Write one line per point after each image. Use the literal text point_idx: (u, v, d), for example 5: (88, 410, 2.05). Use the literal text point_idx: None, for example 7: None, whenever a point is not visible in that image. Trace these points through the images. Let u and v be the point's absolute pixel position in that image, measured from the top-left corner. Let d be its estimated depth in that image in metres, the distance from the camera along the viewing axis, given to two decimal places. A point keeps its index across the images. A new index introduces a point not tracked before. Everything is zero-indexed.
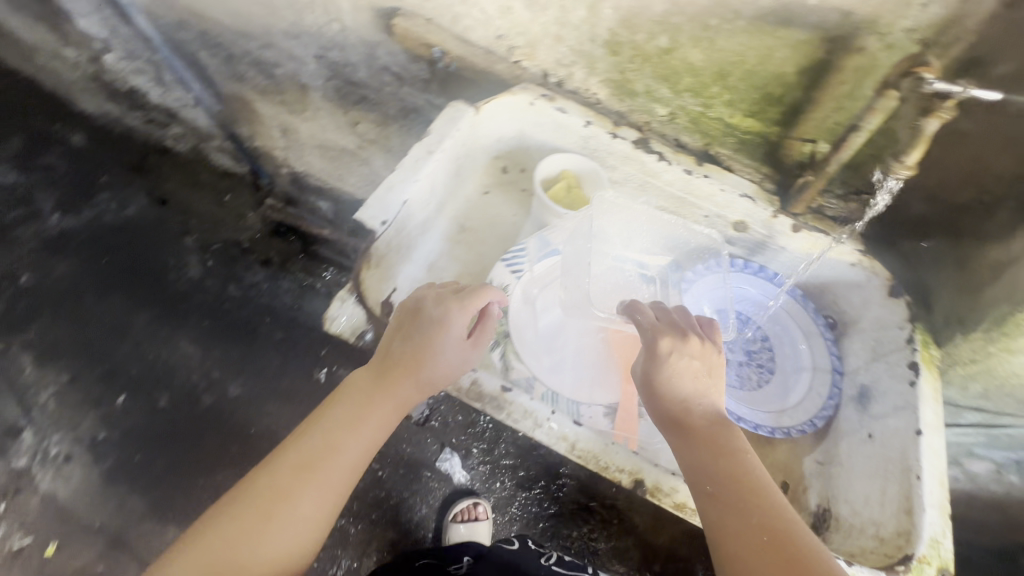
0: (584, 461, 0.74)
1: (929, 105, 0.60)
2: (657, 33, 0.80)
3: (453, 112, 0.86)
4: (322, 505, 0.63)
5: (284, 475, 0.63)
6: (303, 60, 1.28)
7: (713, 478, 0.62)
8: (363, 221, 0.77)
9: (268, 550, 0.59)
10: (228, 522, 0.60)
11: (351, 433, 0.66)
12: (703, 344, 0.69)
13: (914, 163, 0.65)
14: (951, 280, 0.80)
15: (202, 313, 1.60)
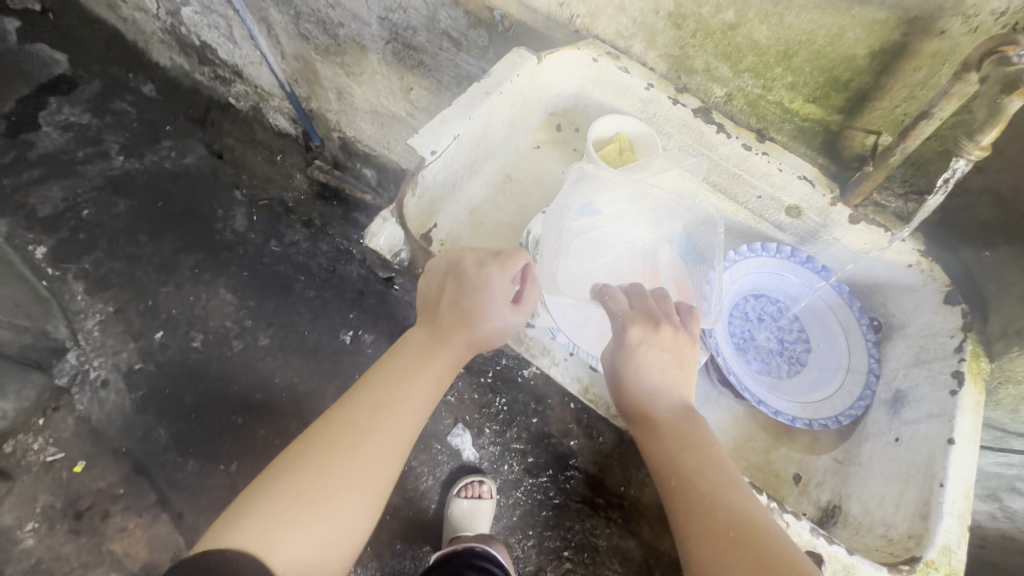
0: (594, 404, 0.79)
1: (1013, 84, 0.55)
2: (724, 7, 0.78)
3: (516, 58, 0.87)
4: (392, 445, 0.65)
5: (354, 417, 0.65)
6: (366, 21, 1.31)
7: (678, 473, 0.64)
8: (414, 147, 0.78)
9: (349, 484, 0.61)
10: (308, 457, 0.62)
11: (412, 382, 0.68)
12: (674, 332, 0.68)
13: (988, 143, 0.61)
14: (1015, 288, 0.74)
15: (243, 263, 1.66)
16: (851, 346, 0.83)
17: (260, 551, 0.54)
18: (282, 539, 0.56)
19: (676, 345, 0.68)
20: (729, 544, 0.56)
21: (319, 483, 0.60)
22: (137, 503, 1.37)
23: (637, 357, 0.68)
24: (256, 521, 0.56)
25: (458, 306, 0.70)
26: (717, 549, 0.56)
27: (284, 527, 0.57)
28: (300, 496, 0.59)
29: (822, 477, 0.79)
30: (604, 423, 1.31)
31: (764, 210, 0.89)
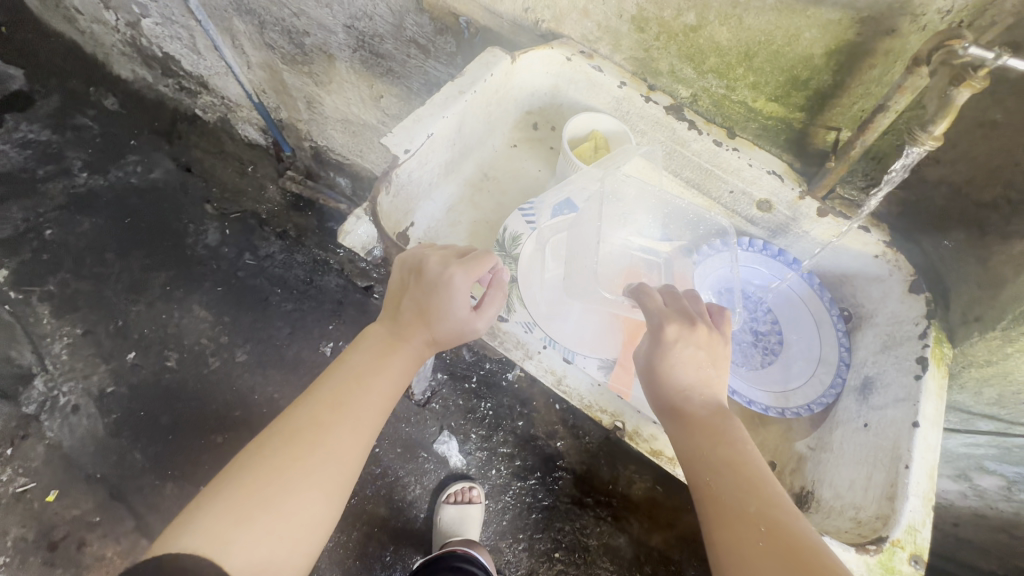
0: (568, 395, 0.81)
1: (961, 75, 0.57)
2: (685, 10, 0.80)
3: (490, 58, 0.86)
4: (354, 445, 0.64)
5: (315, 415, 0.63)
6: (332, 30, 1.30)
7: (712, 469, 0.59)
8: (387, 146, 0.75)
9: (308, 483, 0.60)
10: (267, 456, 0.61)
11: (374, 380, 0.67)
12: (708, 333, 0.66)
13: (941, 135, 0.61)
14: (972, 275, 0.76)
15: (217, 278, 1.62)
16: (824, 334, 0.85)
17: (213, 550, 0.53)
18: (238, 539, 0.55)
19: (707, 343, 0.66)
20: (769, 550, 0.51)
21: (277, 482, 0.59)
22: (114, 530, 1.32)
23: (669, 353, 0.65)
24: (209, 522, 0.55)
25: (422, 303, 0.68)
26: (752, 548, 0.51)
27: (238, 527, 0.55)
28: (255, 497, 0.58)
29: (797, 463, 0.80)
30: (589, 422, 1.32)
31: (737, 204, 0.90)
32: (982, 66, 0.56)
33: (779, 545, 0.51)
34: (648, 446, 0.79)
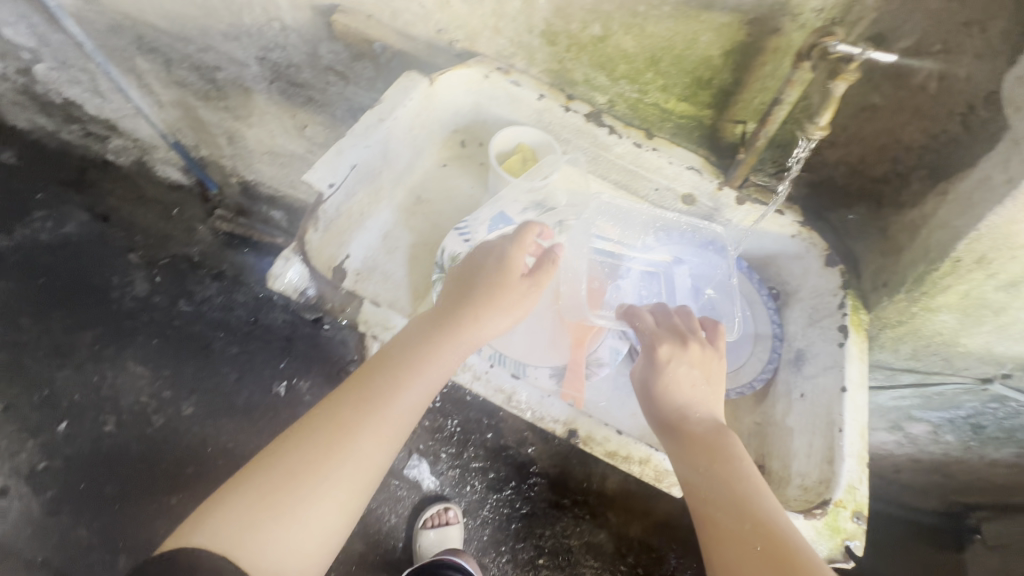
0: (519, 412, 0.76)
1: (837, 69, 0.63)
2: (590, 21, 0.83)
3: (408, 82, 0.85)
4: (378, 446, 0.64)
5: (342, 415, 0.64)
6: (245, 63, 1.26)
7: (710, 482, 0.64)
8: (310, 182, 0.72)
9: (327, 486, 0.61)
10: (288, 455, 0.62)
11: (411, 376, 0.67)
12: (700, 350, 0.73)
13: (826, 125, 0.68)
14: (875, 246, 0.84)
15: (151, 330, 1.53)
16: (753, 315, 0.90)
17: (231, 548, 0.55)
18: (259, 534, 0.57)
19: (701, 362, 0.72)
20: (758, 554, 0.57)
21: (295, 483, 0.60)
22: None
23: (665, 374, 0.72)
24: (242, 507, 0.58)
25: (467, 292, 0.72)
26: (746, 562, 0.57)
27: (260, 525, 0.57)
28: (276, 494, 0.59)
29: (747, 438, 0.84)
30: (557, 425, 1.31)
31: (663, 200, 0.94)
32: (851, 60, 0.62)
33: (770, 556, 0.56)
34: (603, 450, 0.75)
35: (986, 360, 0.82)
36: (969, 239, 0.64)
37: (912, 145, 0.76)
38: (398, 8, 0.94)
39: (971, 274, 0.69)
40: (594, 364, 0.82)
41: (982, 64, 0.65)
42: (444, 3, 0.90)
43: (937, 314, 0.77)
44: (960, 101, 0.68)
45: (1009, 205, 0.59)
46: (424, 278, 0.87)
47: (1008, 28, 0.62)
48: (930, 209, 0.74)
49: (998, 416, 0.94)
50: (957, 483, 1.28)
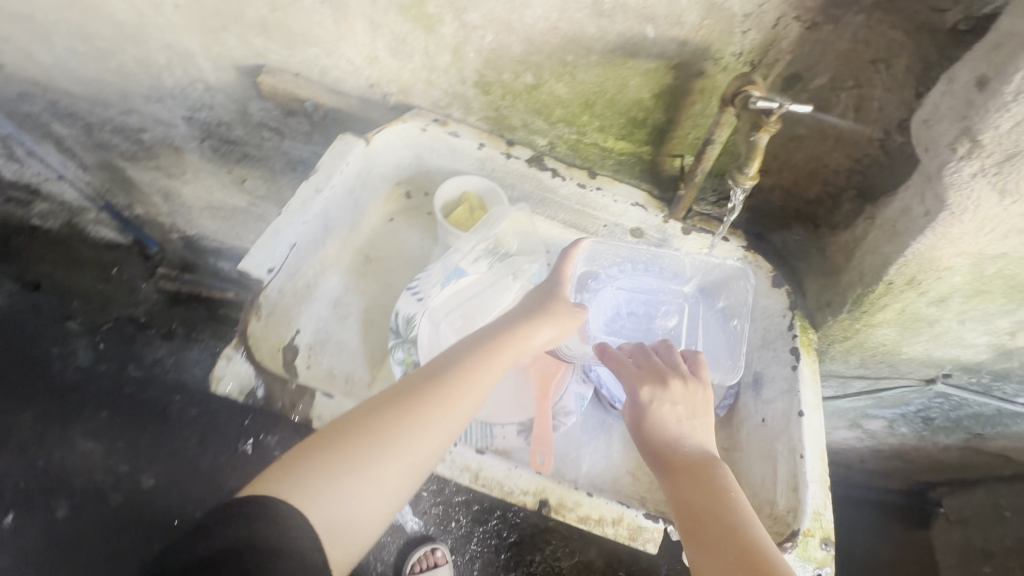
0: (488, 489, 0.69)
1: (757, 121, 0.63)
2: (521, 71, 0.83)
3: (343, 145, 0.83)
4: (449, 432, 0.59)
5: (421, 389, 0.60)
6: (172, 123, 1.20)
7: (695, 520, 0.58)
8: (247, 270, 0.68)
9: (393, 462, 0.56)
10: (359, 422, 0.57)
11: (490, 363, 0.64)
12: (683, 388, 0.70)
13: (754, 172, 0.69)
14: (816, 266, 0.86)
15: (99, 402, 1.51)
16: (727, 364, 0.86)
17: (296, 508, 0.51)
18: (318, 503, 0.52)
19: (686, 397, 0.69)
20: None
21: (362, 450, 0.55)
22: None
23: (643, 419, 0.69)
24: (304, 476, 0.53)
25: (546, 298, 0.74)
26: None
27: (316, 494, 0.52)
28: (340, 466, 0.54)
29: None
30: None
31: (613, 235, 0.94)
32: (771, 113, 0.62)
33: None
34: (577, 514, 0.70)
35: (927, 363, 0.86)
36: (898, 264, 0.67)
37: (839, 169, 0.79)
38: (326, 65, 0.92)
39: (904, 293, 0.72)
40: (561, 414, 0.81)
41: (892, 96, 0.68)
42: (373, 58, 0.88)
43: (878, 328, 0.80)
44: (877, 129, 0.72)
45: (930, 234, 0.62)
46: (381, 343, 0.84)
47: (911, 64, 0.65)
48: (861, 232, 0.77)
49: (945, 409, 0.99)
50: (916, 467, 1.34)
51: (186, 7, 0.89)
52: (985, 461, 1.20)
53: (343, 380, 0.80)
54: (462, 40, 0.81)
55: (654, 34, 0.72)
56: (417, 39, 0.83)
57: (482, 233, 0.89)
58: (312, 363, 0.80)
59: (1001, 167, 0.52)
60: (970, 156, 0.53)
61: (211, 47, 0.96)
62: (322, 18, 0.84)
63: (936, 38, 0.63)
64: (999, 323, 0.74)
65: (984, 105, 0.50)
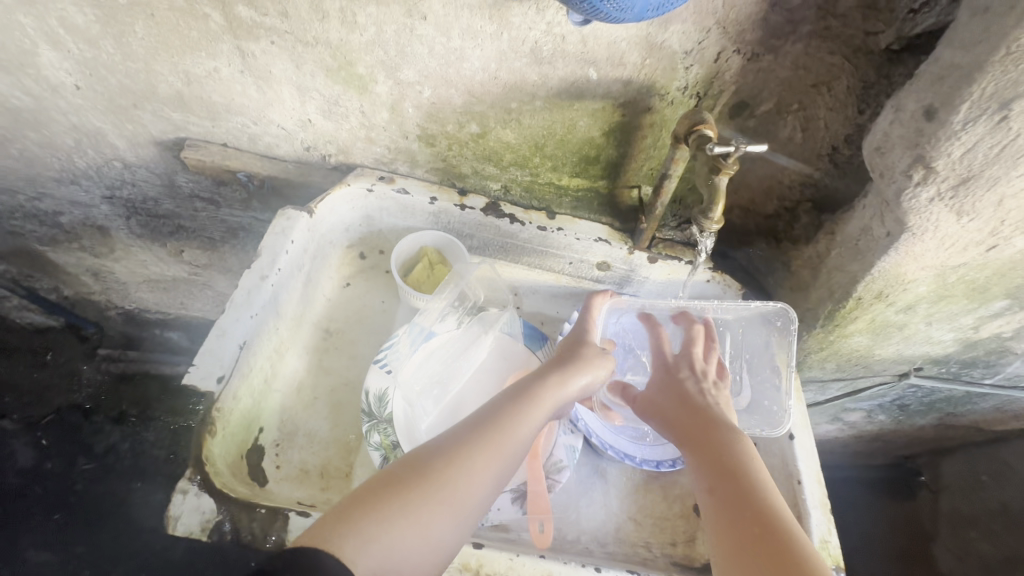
0: None
1: (716, 164, 0.61)
2: (465, 121, 0.79)
3: (285, 221, 0.77)
4: (492, 489, 0.59)
5: (474, 435, 0.60)
6: (90, 203, 1.10)
7: (712, 469, 0.61)
8: (194, 385, 0.61)
9: (444, 514, 0.54)
10: (411, 470, 0.56)
11: (533, 413, 0.64)
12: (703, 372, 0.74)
13: (720, 217, 0.66)
14: (784, 280, 0.86)
15: (49, 506, 1.36)
16: None
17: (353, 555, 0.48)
18: (375, 548, 0.50)
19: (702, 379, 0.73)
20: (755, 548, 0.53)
21: (415, 499, 0.54)
22: None
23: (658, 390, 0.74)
24: (363, 520, 0.51)
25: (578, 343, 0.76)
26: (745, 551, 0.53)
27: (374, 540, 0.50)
28: (399, 510, 0.52)
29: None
30: None
31: (580, 271, 0.91)
32: (729, 156, 0.61)
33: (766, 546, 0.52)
34: None
35: (899, 360, 0.87)
36: (866, 281, 0.68)
37: (793, 184, 0.79)
38: (255, 133, 0.86)
39: (873, 305, 0.72)
40: (555, 471, 0.77)
41: (835, 115, 0.69)
42: (306, 122, 0.83)
43: (851, 337, 0.80)
44: (824, 144, 0.72)
45: (894, 253, 0.62)
46: (354, 426, 0.79)
47: (851, 85, 0.66)
48: (823, 247, 0.77)
49: (919, 395, 1.01)
50: (895, 445, 1.38)
51: (88, 88, 0.81)
52: (958, 432, 1.25)
53: (318, 474, 0.74)
54: (398, 97, 0.76)
55: (597, 76, 0.70)
56: (350, 100, 0.78)
57: (445, 292, 0.85)
58: (282, 462, 0.73)
59: (956, 190, 0.53)
60: (926, 181, 0.53)
61: (123, 126, 0.88)
62: (244, 88, 0.78)
63: (872, 60, 0.63)
64: (963, 320, 0.75)
65: (934, 134, 0.50)
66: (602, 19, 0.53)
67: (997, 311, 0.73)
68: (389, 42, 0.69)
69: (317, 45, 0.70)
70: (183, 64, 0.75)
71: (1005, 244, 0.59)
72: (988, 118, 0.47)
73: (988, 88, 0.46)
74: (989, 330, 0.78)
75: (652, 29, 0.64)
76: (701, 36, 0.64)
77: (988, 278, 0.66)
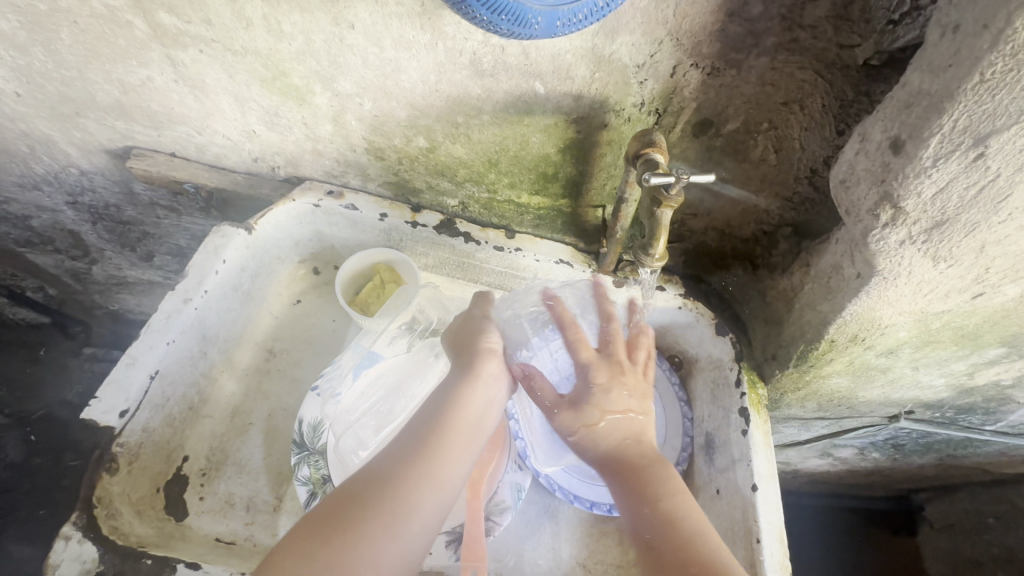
0: None
1: (657, 197, 0.56)
2: (412, 135, 0.74)
3: (220, 238, 0.72)
4: (436, 496, 0.52)
5: (400, 449, 0.54)
6: (56, 209, 1.07)
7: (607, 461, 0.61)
8: (94, 419, 0.60)
9: (386, 540, 0.49)
10: (328, 512, 0.50)
11: (461, 418, 0.59)
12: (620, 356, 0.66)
13: (662, 250, 0.62)
14: (760, 311, 0.78)
15: (33, 502, 1.30)
16: (702, 470, 0.76)
17: None
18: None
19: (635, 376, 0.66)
20: None
21: (336, 546, 0.47)
22: None
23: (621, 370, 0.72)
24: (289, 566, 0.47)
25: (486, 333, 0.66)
26: None
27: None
28: (330, 536, 0.48)
29: None
30: None
31: None
32: (670, 187, 0.55)
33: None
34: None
35: (887, 402, 0.80)
36: (837, 324, 0.62)
37: (770, 208, 0.71)
38: (201, 143, 0.82)
39: (849, 348, 0.66)
40: (496, 513, 0.71)
41: (812, 136, 0.62)
42: (250, 133, 0.78)
43: (829, 378, 0.73)
44: (802, 166, 0.65)
45: (865, 296, 0.57)
46: (286, 456, 0.75)
47: (827, 103, 0.59)
48: (799, 279, 0.68)
49: (914, 437, 0.93)
50: (895, 481, 1.28)
51: (29, 96, 0.77)
52: (963, 472, 1.15)
53: (243, 508, 0.70)
54: (339, 109, 0.71)
55: (545, 90, 0.64)
56: (290, 111, 0.73)
57: (394, 313, 0.80)
58: (205, 493, 0.70)
59: (929, 234, 0.49)
60: (893, 222, 0.50)
61: (71, 133, 0.84)
62: (181, 97, 0.74)
63: (849, 74, 0.56)
64: (954, 366, 0.69)
65: (902, 169, 0.47)
66: (517, 38, 0.50)
67: (993, 358, 0.67)
68: (320, 52, 0.64)
69: (247, 54, 0.66)
70: (117, 72, 0.72)
71: (993, 292, 0.54)
72: (963, 154, 0.43)
73: (960, 120, 0.42)
74: (985, 377, 0.72)
75: (598, 40, 0.57)
76: (653, 48, 0.58)
77: (978, 325, 0.60)
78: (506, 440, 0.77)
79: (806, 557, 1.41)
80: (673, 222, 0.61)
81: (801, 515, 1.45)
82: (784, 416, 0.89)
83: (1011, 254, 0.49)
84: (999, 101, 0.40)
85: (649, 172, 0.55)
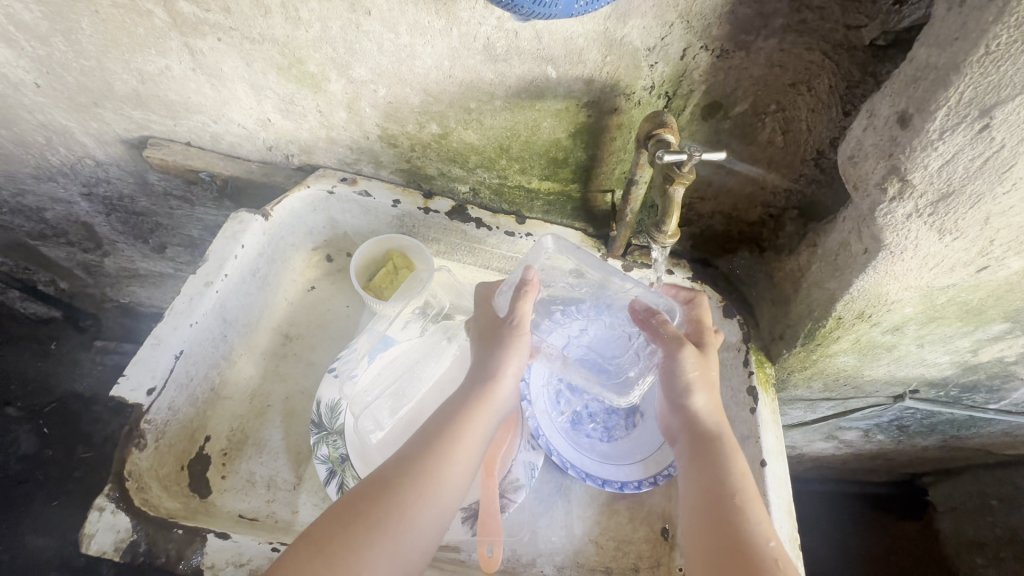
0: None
1: (670, 174, 0.57)
2: (425, 121, 0.75)
3: (237, 224, 0.74)
4: (434, 517, 0.56)
5: (434, 431, 0.60)
6: (70, 201, 1.08)
7: (686, 429, 0.66)
8: (123, 396, 0.62)
9: (399, 519, 0.53)
10: (375, 485, 0.55)
11: (486, 406, 0.63)
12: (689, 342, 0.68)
13: (675, 228, 0.64)
14: (767, 293, 0.79)
15: (48, 492, 1.32)
16: None
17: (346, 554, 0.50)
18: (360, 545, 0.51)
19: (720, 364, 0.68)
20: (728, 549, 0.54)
21: (377, 518, 0.53)
22: None
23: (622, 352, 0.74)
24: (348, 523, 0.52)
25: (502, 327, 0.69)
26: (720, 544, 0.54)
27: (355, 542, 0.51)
28: (375, 506, 0.53)
29: None
30: None
31: None
32: (682, 165, 0.57)
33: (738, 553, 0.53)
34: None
35: (891, 381, 0.82)
36: (844, 300, 0.63)
37: (777, 190, 0.72)
38: (217, 132, 0.84)
39: (856, 325, 0.67)
40: (511, 490, 0.73)
41: (818, 117, 0.63)
42: (265, 121, 0.80)
43: (835, 357, 0.75)
44: (808, 148, 0.66)
45: (872, 272, 0.59)
46: (305, 436, 0.76)
47: (834, 84, 0.60)
48: (805, 260, 0.70)
49: (918, 417, 0.94)
50: (898, 464, 1.30)
51: (48, 86, 0.79)
52: (966, 453, 1.16)
53: (264, 486, 0.72)
54: (354, 95, 0.73)
55: (557, 75, 0.65)
56: (306, 99, 0.75)
57: (408, 297, 0.80)
58: (228, 472, 0.72)
59: (935, 207, 0.51)
60: (901, 195, 0.52)
61: (88, 123, 0.86)
62: (198, 86, 0.76)
63: (855, 56, 0.57)
64: (958, 343, 0.70)
65: (909, 142, 0.49)
66: (534, 17, 0.51)
67: (996, 334, 0.69)
68: (336, 39, 0.65)
69: (264, 42, 0.67)
70: (135, 61, 0.73)
71: (997, 265, 0.56)
72: (969, 126, 0.45)
73: (966, 92, 0.44)
74: (989, 354, 0.73)
75: (610, 24, 0.59)
76: (663, 31, 0.59)
77: (982, 300, 0.62)
78: (519, 421, 0.79)
79: (808, 541, 1.43)
80: (684, 201, 0.62)
81: (805, 500, 1.47)
82: (790, 398, 0.90)
83: (1015, 226, 0.51)
84: (1005, 72, 0.42)
85: (663, 150, 0.56)
